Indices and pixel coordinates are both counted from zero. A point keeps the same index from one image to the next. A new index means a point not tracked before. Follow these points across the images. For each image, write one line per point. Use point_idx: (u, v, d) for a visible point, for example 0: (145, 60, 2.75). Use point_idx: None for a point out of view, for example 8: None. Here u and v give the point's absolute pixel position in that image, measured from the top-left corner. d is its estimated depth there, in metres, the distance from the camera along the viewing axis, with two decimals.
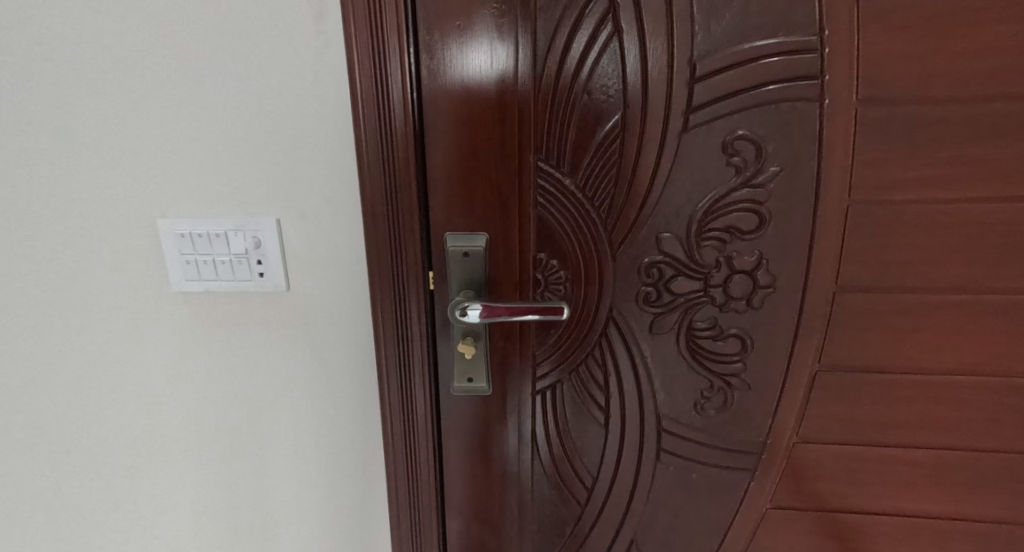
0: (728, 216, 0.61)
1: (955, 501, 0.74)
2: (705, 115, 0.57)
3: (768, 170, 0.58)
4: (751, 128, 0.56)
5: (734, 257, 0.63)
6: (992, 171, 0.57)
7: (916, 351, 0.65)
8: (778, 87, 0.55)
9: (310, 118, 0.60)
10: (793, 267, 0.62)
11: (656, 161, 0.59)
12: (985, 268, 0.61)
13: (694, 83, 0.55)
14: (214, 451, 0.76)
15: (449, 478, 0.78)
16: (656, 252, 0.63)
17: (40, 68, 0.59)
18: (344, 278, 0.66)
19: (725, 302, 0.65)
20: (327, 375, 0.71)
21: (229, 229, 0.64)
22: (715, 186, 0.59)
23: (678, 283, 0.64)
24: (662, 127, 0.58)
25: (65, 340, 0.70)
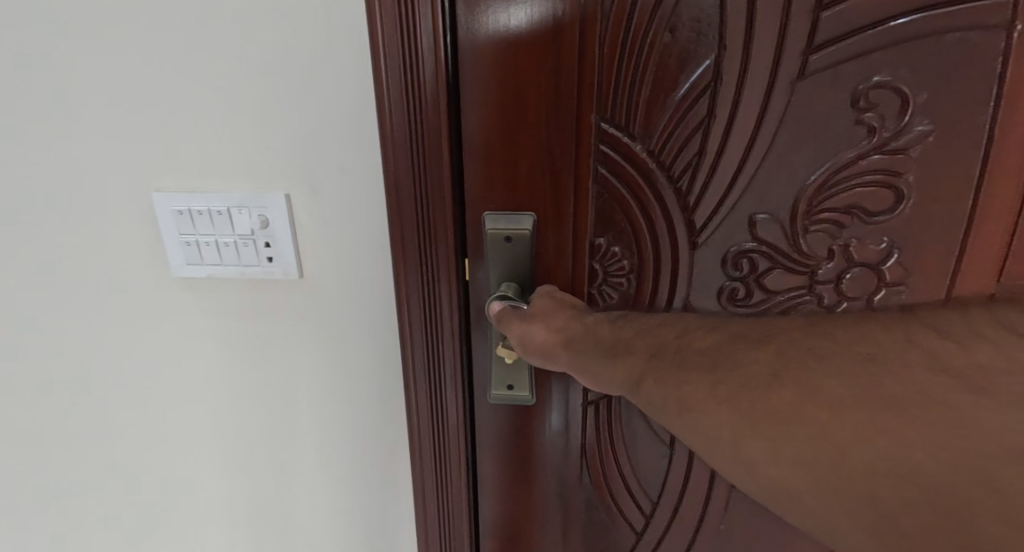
0: (850, 192, 0.46)
1: None
2: (833, 55, 0.42)
3: (913, 130, 0.44)
4: (896, 73, 0.42)
5: (853, 246, 0.48)
6: None
7: None
8: (943, 11, 0.40)
9: (324, 70, 0.49)
10: (934, 259, 0.47)
11: (757, 120, 0.45)
12: None
13: (820, 11, 0.41)
14: (224, 457, 0.68)
15: (483, 498, 0.67)
16: (749, 239, 0.49)
17: (8, 15, 0.50)
18: (363, 263, 0.56)
19: (836, 304, 0.50)
20: (348, 373, 0.62)
21: (231, 206, 0.54)
22: (837, 152, 0.45)
23: (774, 279, 0.50)
24: (770, 71, 0.44)
25: (60, 328, 0.63)
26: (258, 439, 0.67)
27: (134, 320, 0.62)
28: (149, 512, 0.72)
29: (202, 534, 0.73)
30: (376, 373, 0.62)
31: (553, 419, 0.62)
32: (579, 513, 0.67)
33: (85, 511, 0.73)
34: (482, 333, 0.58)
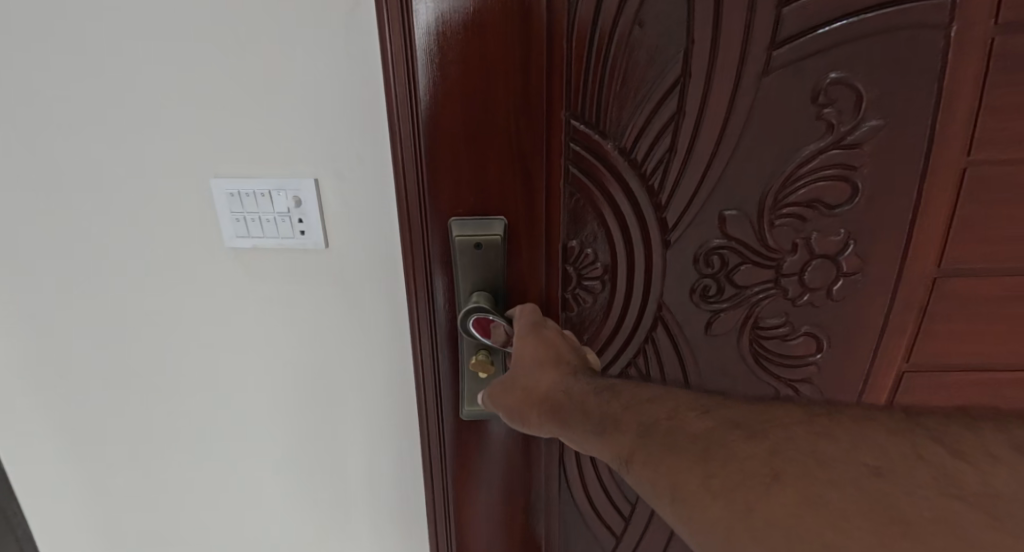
0: (811, 188, 0.50)
1: None
2: (794, 52, 0.45)
3: (865, 126, 0.47)
4: (851, 70, 0.45)
5: (815, 239, 0.52)
6: None
7: (1000, 343, 0.57)
8: (890, 10, 0.43)
9: (348, 74, 0.60)
10: (889, 244, 0.52)
11: (725, 119, 0.48)
12: None
13: (782, 7, 0.44)
14: (273, 405, 0.80)
15: (461, 514, 0.67)
16: (719, 236, 0.53)
17: (60, 35, 0.60)
18: (375, 237, 0.69)
19: (800, 294, 0.55)
20: (362, 329, 0.74)
21: (272, 189, 0.65)
22: (801, 147, 0.49)
23: (742, 274, 0.54)
24: (738, 68, 0.46)
25: (101, 303, 0.73)
26: (299, 388, 0.79)
27: (184, 292, 0.73)
28: (208, 457, 0.84)
29: (256, 474, 0.86)
30: (391, 330, 0.74)
31: (520, 433, 0.61)
32: (557, 508, 0.70)
33: (151, 459, 0.84)
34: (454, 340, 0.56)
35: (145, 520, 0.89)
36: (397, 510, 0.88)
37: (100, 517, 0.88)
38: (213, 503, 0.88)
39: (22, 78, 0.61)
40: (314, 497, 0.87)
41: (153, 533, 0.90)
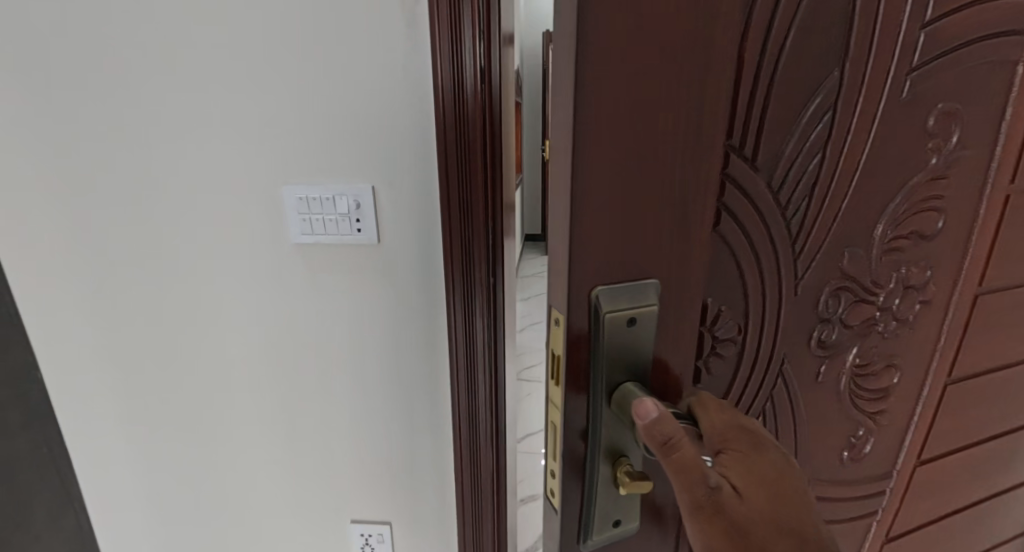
0: (914, 219, 0.50)
1: (982, 487, 0.77)
2: (923, 83, 0.44)
3: (953, 159, 0.49)
4: (956, 101, 0.46)
5: (909, 270, 0.52)
6: None
7: (999, 345, 0.65)
8: (988, 44, 0.45)
9: (407, 98, 0.72)
10: (951, 267, 0.55)
11: (860, 153, 0.45)
12: None
13: (925, 28, 0.42)
14: (317, 389, 0.87)
15: (474, 433, 0.87)
16: (839, 275, 0.49)
17: (161, 60, 0.72)
18: (418, 236, 0.78)
19: (892, 324, 0.54)
20: (400, 318, 0.83)
21: (336, 193, 0.75)
22: (910, 179, 0.48)
23: (855, 312, 0.51)
24: (880, 97, 0.43)
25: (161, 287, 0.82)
26: (342, 373, 0.86)
27: (235, 282, 0.81)
28: (244, 438, 0.91)
29: (299, 457, 0.92)
30: (432, 318, 0.82)
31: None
32: None
33: (204, 441, 0.92)
34: (580, 455, 0.41)
35: (195, 499, 0.96)
36: (420, 496, 0.94)
37: (156, 495, 0.96)
38: (251, 485, 0.94)
39: (136, 110, 0.74)
40: (336, 482, 0.93)
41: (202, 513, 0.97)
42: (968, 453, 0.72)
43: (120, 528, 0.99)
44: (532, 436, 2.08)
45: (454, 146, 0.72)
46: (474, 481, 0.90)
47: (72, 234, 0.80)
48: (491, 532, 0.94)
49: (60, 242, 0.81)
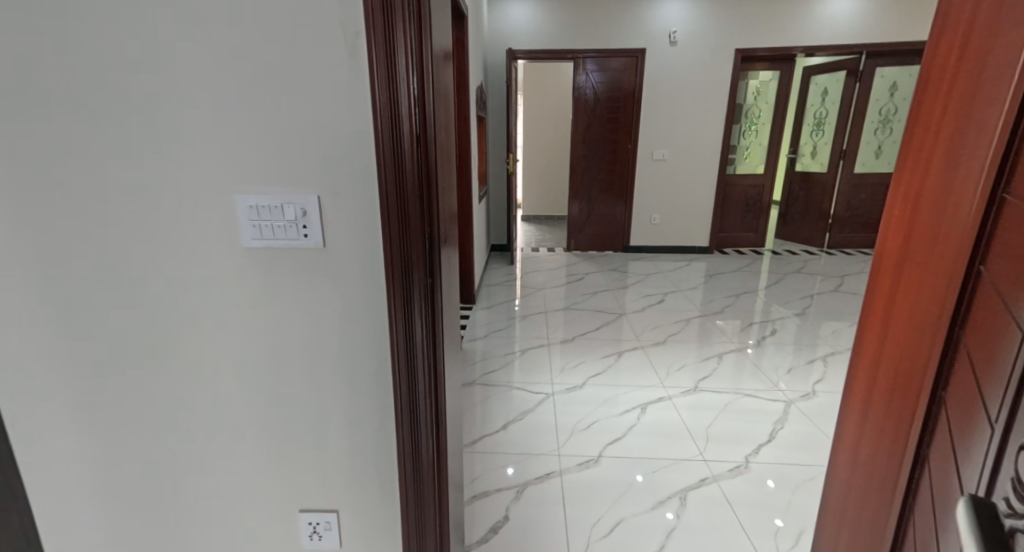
0: None
1: (868, 400, 0.99)
2: None
3: None
4: None
5: None
6: (958, 143, 0.76)
7: (924, 284, 0.82)
8: None
9: (349, 114, 0.78)
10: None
11: None
12: (926, 220, 0.82)
13: None
14: (266, 386, 0.92)
15: (417, 429, 0.93)
16: None
17: (112, 76, 0.76)
18: (361, 242, 0.83)
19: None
20: (347, 318, 0.88)
21: (283, 201, 0.81)
22: None
23: None
24: None
25: (107, 289, 0.85)
26: (290, 371, 0.91)
27: (183, 286, 0.85)
28: (192, 435, 0.94)
29: (247, 453, 0.96)
30: (375, 318, 0.88)
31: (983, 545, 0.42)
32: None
33: (153, 441, 0.95)
34: None
35: (143, 500, 0.98)
36: (364, 490, 0.98)
37: (103, 497, 0.98)
38: (196, 482, 0.97)
39: (86, 121, 0.78)
40: (283, 476, 0.97)
41: (150, 512, 0.99)
42: (903, 383, 0.87)
43: (62, 530, 0.99)
44: (488, 438, 2.12)
45: (390, 158, 0.79)
46: (414, 471, 0.96)
47: (14, 238, 0.82)
48: (433, 519, 0.99)
49: (4, 247, 0.83)
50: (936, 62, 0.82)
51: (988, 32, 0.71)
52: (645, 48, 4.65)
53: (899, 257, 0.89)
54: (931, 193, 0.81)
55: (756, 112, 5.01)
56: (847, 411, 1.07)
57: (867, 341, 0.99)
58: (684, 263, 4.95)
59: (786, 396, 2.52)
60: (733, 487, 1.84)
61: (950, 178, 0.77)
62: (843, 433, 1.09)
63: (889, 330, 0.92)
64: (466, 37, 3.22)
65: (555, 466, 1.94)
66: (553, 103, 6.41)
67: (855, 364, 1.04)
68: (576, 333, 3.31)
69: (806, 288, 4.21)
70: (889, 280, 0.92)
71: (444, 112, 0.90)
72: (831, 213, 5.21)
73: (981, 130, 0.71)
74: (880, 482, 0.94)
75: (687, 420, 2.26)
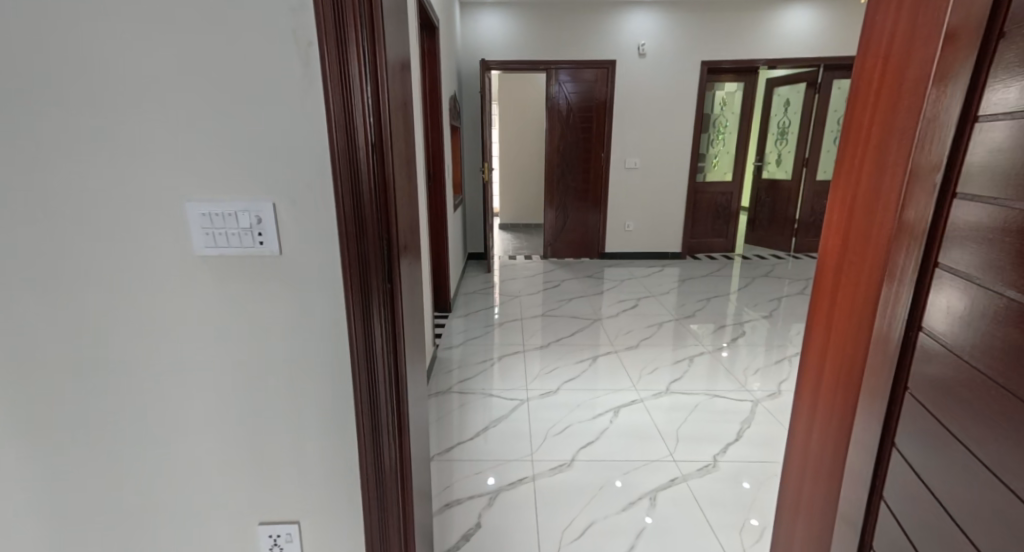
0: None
1: (820, 399, 1.03)
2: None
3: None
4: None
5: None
6: (880, 154, 0.85)
7: (862, 283, 0.89)
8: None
9: (302, 120, 0.79)
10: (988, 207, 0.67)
11: None
12: (860, 226, 0.90)
13: None
14: (222, 394, 0.91)
15: (379, 434, 0.93)
16: None
17: (56, 84, 0.76)
18: (318, 248, 0.84)
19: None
20: (306, 324, 0.88)
21: (238, 209, 0.81)
22: None
23: None
24: None
25: (52, 298, 0.84)
26: (248, 378, 0.90)
27: (134, 294, 0.84)
28: (146, 446, 0.93)
29: (204, 464, 0.94)
30: (334, 323, 0.88)
31: None
32: None
33: (103, 455, 0.92)
34: None
35: (94, 516, 0.96)
36: (327, 497, 0.98)
37: (50, 514, 0.95)
38: (150, 494, 0.95)
39: (30, 128, 0.77)
40: (242, 485, 0.96)
41: (102, 529, 0.97)
42: (853, 377, 0.93)
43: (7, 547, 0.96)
44: (461, 446, 2.12)
45: (346, 164, 0.80)
46: (378, 476, 0.96)
47: None
48: (397, 525, 0.99)
49: None
50: (863, 78, 0.91)
51: (904, 50, 0.80)
52: (615, 59, 4.75)
53: (839, 264, 0.96)
54: (864, 202, 0.89)
55: (723, 121, 5.15)
56: (797, 409, 1.12)
57: (814, 344, 1.05)
58: (658, 269, 5.04)
59: (753, 395, 2.58)
60: (702, 485, 1.87)
61: (877, 183, 0.86)
62: (794, 430, 1.14)
63: (832, 328, 0.98)
64: (436, 48, 3.25)
65: (527, 471, 1.95)
66: (526, 113, 6.48)
67: (804, 366, 1.09)
68: (551, 339, 3.34)
69: (774, 291, 4.33)
70: (830, 285, 0.99)
71: (400, 121, 0.91)
72: (797, 218, 5.38)
73: (903, 135, 0.80)
74: (832, 470, 1.00)
75: (658, 422, 2.30)
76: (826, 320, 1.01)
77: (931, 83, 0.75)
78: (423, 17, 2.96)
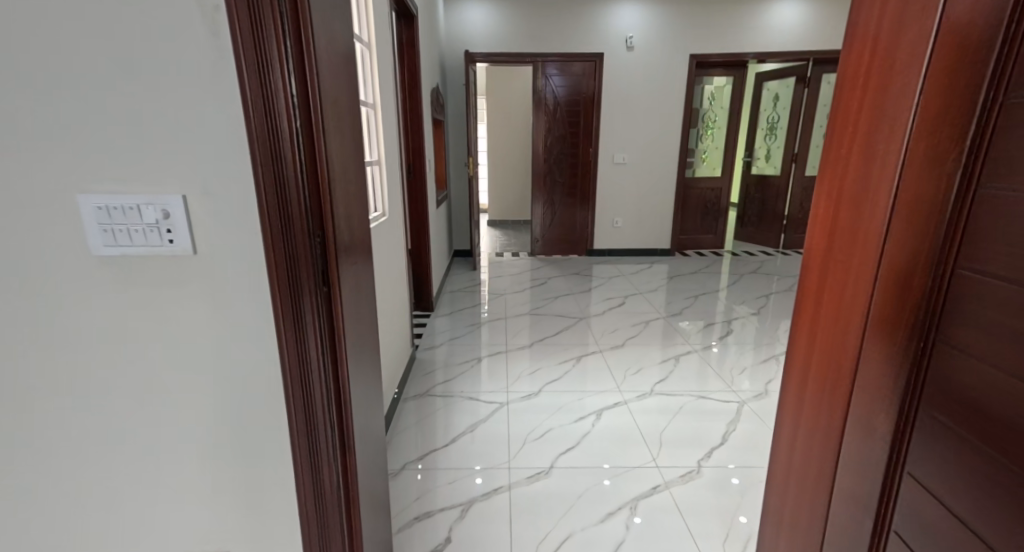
0: None
1: (807, 409, 0.94)
2: None
3: None
4: None
5: None
6: (870, 145, 0.77)
7: (852, 285, 0.80)
8: None
9: (215, 102, 0.69)
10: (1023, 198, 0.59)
11: None
12: (849, 222, 0.81)
13: None
14: (138, 411, 0.81)
15: (318, 451, 0.84)
16: None
17: None
18: (241, 248, 0.74)
19: None
20: (231, 332, 0.78)
21: (141, 202, 0.71)
22: None
23: None
24: None
25: None
26: (167, 392, 0.81)
27: (29, 299, 0.74)
28: (53, 468, 0.82)
29: (123, 487, 0.85)
30: (262, 331, 0.79)
31: None
32: None
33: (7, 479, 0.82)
34: None
35: None
36: (263, 519, 0.89)
37: None
38: (60, 522, 0.85)
39: None
40: (167, 508, 0.87)
41: None
42: (843, 387, 0.84)
43: None
44: (436, 453, 2.02)
45: (268, 154, 0.70)
46: (318, 496, 0.87)
47: None
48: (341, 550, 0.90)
49: None
50: (851, 60, 0.82)
51: (898, 25, 0.72)
52: (603, 52, 4.64)
53: (827, 265, 0.87)
54: (853, 197, 0.80)
55: (712, 116, 5.07)
56: (780, 418, 1.04)
57: (799, 350, 0.96)
58: (646, 266, 4.96)
59: (739, 396, 2.50)
60: (684, 493, 1.79)
61: (868, 175, 0.77)
62: (777, 442, 1.05)
63: (819, 332, 0.90)
64: (415, 37, 3.12)
65: (504, 480, 1.86)
66: (514, 107, 6.36)
67: (787, 373, 1.01)
68: (535, 338, 3.24)
69: (762, 288, 4.26)
70: (817, 286, 0.90)
71: (338, 105, 0.81)
72: (785, 214, 5.33)
73: (896, 124, 0.72)
74: (818, 487, 0.91)
75: (642, 425, 2.21)
76: (811, 324, 0.92)
77: (934, 63, 0.67)
78: (399, 4, 2.83)
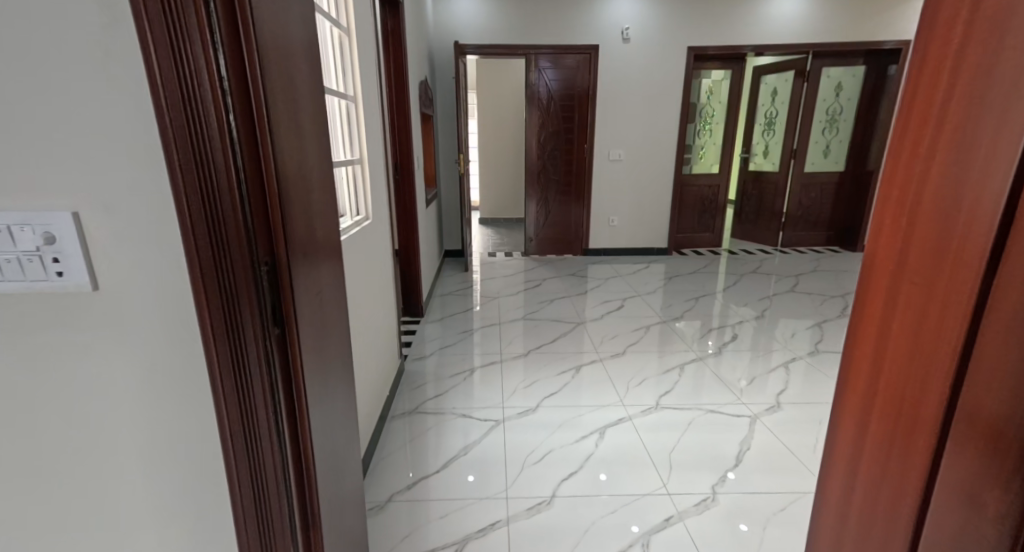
0: None
1: (865, 475, 0.74)
2: None
3: None
4: None
5: None
6: (964, 142, 0.56)
7: (938, 328, 0.60)
8: None
9: (112, 87, 0.51)
10: None
11: None
12: (931, 244, 0.61)
13: None
14: (35, 483, 0.63)
15: (271, 531, 0.67)
16: None
17: None
18: (159, 280, 0.57)
19: None
20: (151, 386, 0.61)
21: (12, 223, 0.54)
22: None
23: None
24: None
25: None
26: (71, 460, 0.63)
27: None
28: None
29: None
30: (193, 386, 0.61)
31: None
32: None
33: None
34: None
35: None
36: None
37: None
38: None
39: None
40: None
41: None
42: (922, 459, 0.63)
43: None
44: (427, 480, 1.84)
45: (191, 158, 0.52)
46: None
47: None
48: None
49: None
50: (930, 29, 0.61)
51: None
52: (597, 45, 4.46)
53: (896, 296, 0.67)
54: (936, 212, 0.60)
55: (710, 111, 4.92)
56: (826, 478, 0.85)
57: (854, 399, 0.76)
58: (644, 266, 4.81)
59: (751, 410, 2.34)
60: (700, 525, 1.62)
61: (962, 182, 0.57)
62: (822, 504, 0.86)
63: (883, 382, 0.69)
64: (401, 27, 2.92)
65: (502, 513, 1.68)
66: (506, 102, 6.16)
67: (837, 424, 0.81)
68: (530, 346, 3.08)
69: (764, 289, 4.11)
70: (880, 323, 0.70)
71: (294, 95, 0.64)
72: (784, 212, 5.20)
73: (1009, 113, 0.52)
74: None
75: (648, 445, 2.05)
76: (871, 371, 0.72)
77: None
78: None
